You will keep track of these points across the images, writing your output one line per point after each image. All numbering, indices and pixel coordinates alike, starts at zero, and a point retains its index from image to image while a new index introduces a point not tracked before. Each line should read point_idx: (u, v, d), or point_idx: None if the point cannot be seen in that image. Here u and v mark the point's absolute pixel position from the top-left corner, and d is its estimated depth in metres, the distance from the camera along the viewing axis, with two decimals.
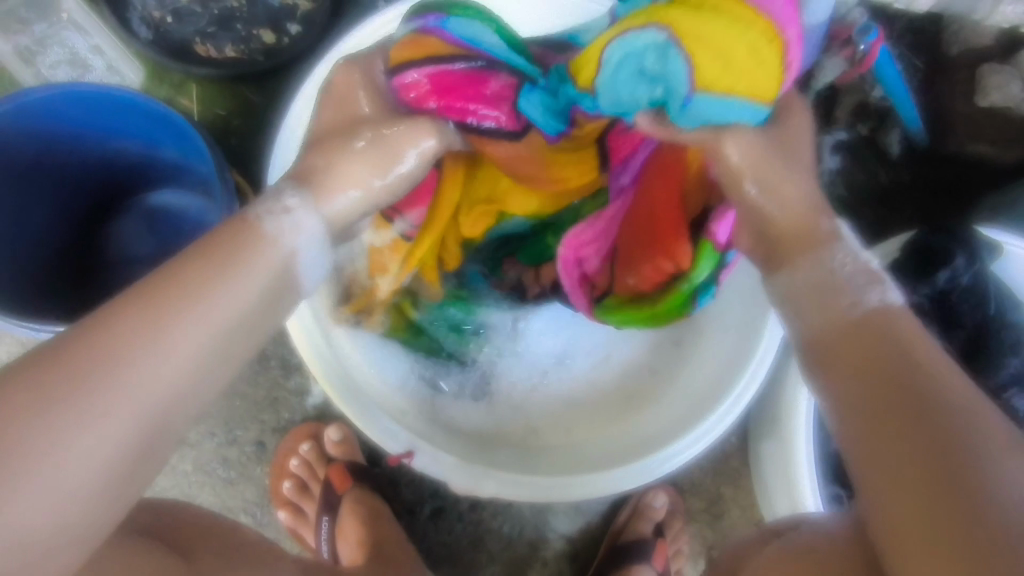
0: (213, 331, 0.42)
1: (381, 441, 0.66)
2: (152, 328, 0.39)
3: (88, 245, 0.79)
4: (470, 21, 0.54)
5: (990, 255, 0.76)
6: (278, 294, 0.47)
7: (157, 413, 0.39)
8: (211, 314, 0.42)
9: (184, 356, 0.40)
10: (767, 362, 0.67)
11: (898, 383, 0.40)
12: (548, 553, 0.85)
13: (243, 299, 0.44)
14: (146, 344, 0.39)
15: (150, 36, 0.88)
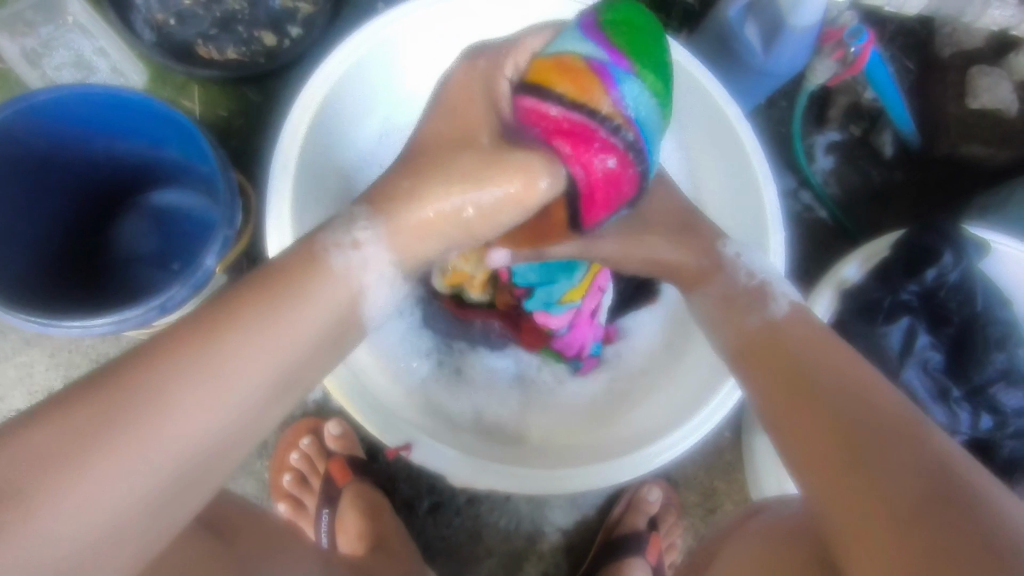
0: (271, 355, 0.46)
1: (381, 434, 0.68)
2: (217, 356, 0.44)
3: (92, 242, 0.80)
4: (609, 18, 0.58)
5: (977, 256, 0.77)
6: (338, 323, 0.52)
7: (218, 428, 0.43)
8: (274, 340, 0.46)
9: (253, 374, 0.45)
10: None
11: (810, 404, 0.48)
12: (543, 547, 0.87)
13: (308, 330, 0.49)
14: (210, 363, 0.43)
15: (154, 38, 0.90)
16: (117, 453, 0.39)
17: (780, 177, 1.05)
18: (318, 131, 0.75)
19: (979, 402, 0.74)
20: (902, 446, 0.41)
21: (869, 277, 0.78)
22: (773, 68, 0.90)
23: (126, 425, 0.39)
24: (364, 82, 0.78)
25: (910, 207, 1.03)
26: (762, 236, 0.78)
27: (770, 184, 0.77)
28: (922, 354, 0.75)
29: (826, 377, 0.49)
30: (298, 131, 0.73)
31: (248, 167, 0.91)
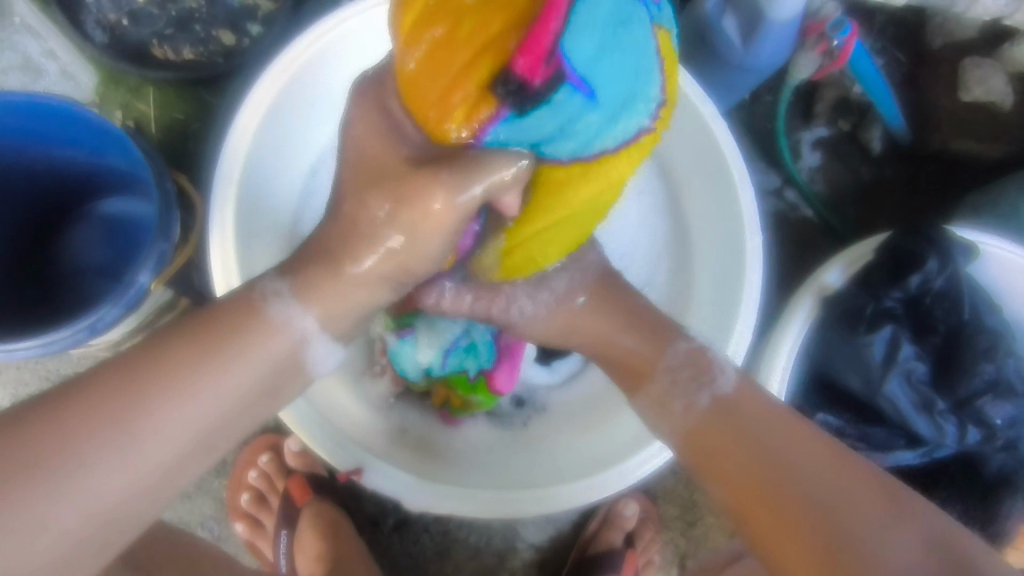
0: (190, 420, 0.45)
1: (333, 459, 0.65)
2: (141, 415, 0.43)
3: (39, 255, 0.77)
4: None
5: (966, 259, 0.73)
6: (277, 380, 0.50)
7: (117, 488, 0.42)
8: (196, 404, 0.45)
9: (179, 426, 0.44)
10: (628, 478, 0.66)
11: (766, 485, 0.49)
12: (515, 563, 0.84)
13: (228, 389, 0.47)
14: (122, 428, 0.42)
15: (106, 39, 0.85)
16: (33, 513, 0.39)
17: (764, 175, 1.01)
18: (267, 136, 0.71)
19: (966, 414, 0.71)
20: (856, 525, 0.45)
21: (851, 284, 0.74)
22: (753, 63, 0.85)
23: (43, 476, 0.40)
24: (320, 84, 0.74)
25: (900, 206, 0.99)
26: (738, 243, 0.74)
27: (747, 187, 0.73)
28: (906, 365, 0.71)
29: (785, 444, 0.50)
30: (245, 136, 0.69)
31: (206, 171, 0.88)
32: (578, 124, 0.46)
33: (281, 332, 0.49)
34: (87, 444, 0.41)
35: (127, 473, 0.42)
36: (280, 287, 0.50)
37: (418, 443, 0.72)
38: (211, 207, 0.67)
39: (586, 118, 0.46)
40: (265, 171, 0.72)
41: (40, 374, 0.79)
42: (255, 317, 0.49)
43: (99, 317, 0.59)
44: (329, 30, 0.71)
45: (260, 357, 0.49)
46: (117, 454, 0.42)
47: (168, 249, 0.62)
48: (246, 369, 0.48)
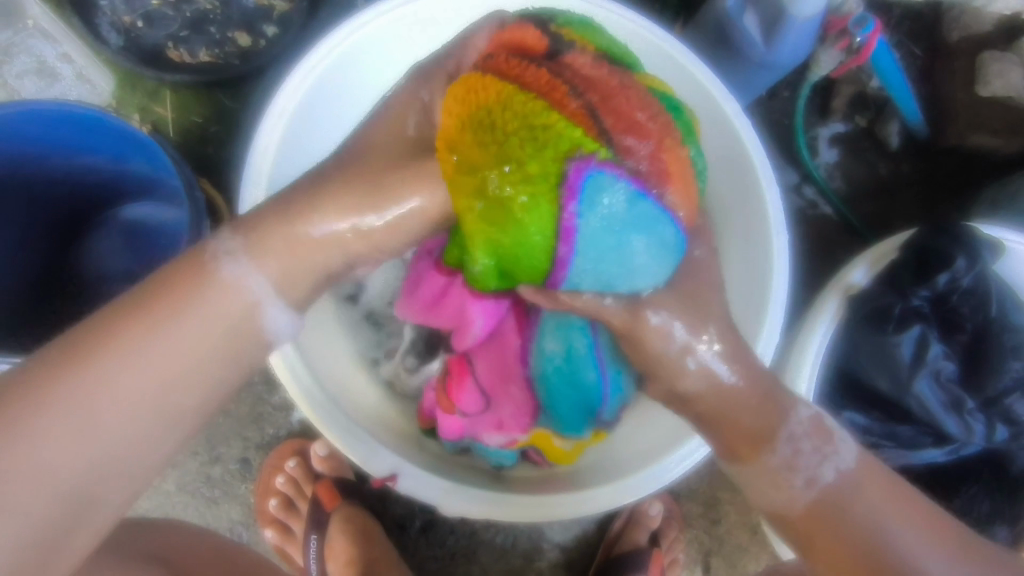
0: (144, 381, 0.47)
1: (363, 463, 0.64)
2: (89, 372, 0.46)
3: (59, 262, 0.76)
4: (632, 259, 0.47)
5: (992, 256, 0.72)
6: (240, 338, 0.51)
7: (90, 457, 0.45)
8: (150, 362, 0.47)
9: (134, 382, 0.47)
10: (694, 461, 0.65)
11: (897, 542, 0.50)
12: (542, 565, 0.84)
13: (199, 337, 0.49)
14: (65, 395, 0.45)
15: (121, 42, 0.84)
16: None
17: (783, 172, 1.01)
18: (291, 142, 0.71)
19: (994, 412, 0.71)
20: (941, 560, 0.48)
21: (877, 280, 0.74)
22: (774, 59, 0.85)
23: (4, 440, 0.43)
24: (340, 89, 0.74)
25: (918, 200, 0.98)
26: (762, 241, 0.73)
27: (772, 186, 0.72)
28: (936, 364, 0.70)
29: None
30: (270, 143, 0.68)
31: (225, 175, 0.87)
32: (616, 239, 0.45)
33: (234, 292, 0.50)
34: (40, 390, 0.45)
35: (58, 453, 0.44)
36: (232, 247, 0.51)
37: (446, 450, 0.71)
38: (239, 211, 0.67)
39: (633, 240, 0.46)
40: (293, 164, 0.72)
41: None
42: (203, 277, 0.50)
43: None
44: (370, 22, 0.71)
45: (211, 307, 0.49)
46: (74, 426, 0.45)
47: (198, 258, 0.62)
48: (204, 329, 0.49)
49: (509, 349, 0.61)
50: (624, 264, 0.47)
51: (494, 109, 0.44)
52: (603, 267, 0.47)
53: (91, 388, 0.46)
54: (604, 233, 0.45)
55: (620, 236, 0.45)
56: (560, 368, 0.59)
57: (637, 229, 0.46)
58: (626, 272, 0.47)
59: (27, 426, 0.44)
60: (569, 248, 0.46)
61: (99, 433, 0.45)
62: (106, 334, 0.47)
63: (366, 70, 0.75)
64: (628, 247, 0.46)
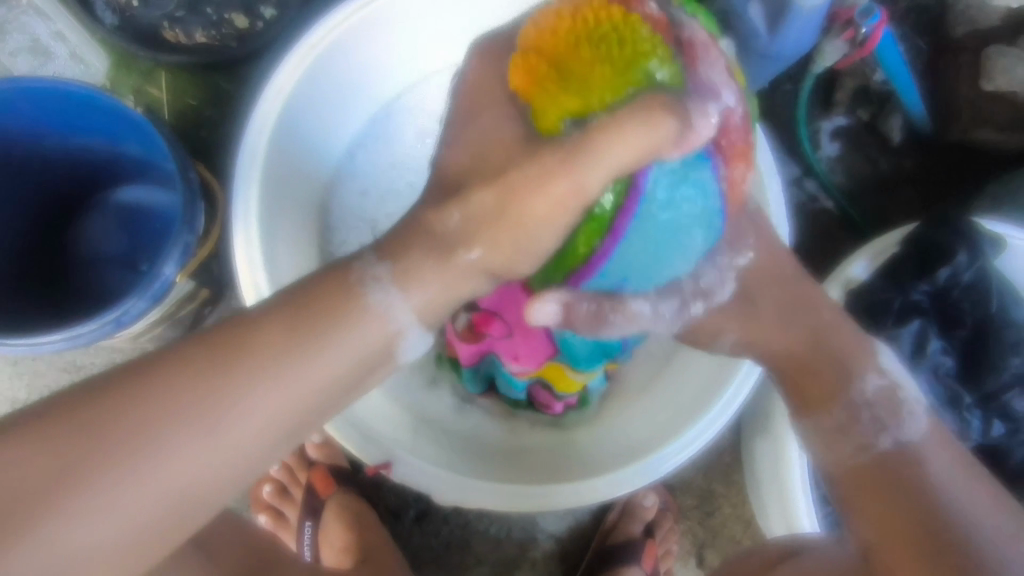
0: (261, 415, 0.41)
1: (359, 450, 0.63)
2: (212, 390, 0.40)
3: (51, 244, 0.75)
4: (674, 269, 0.49)
5: (993, 251, 0.72)
6: (369, 370, 0.45)
7: (197, 483, 0.40)
8: (276, 388, 0.42)
9: (256, 410, 0.41)
10: (692, 450, 0.65)
11: None
12: (536, 555, 0.84)
13: (334, 366, 0.43)
14: (182, 416, 0.39)
15: (116, 21, 0.82)
16: (97, 492, 0.37)
17: (785, 165, 1.00)
18: (287, 125, 0.69)
19: (993, 408, 0.71)
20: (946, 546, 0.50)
21: (878, 275, 0.74)
22: (778, 50, 0.84)
23: (111, 460, 0.38)
24: (337, 73, 0.73)
25: (920, 195, 0.98)
26: None
27: (773, 180, 0.71)
28: (934, 359, 0.70)
29: None
30: (266, 125, 0.67)
31: (221, 159, 0.86)
32: (687, 243, 0.47)
33: (375, 320, 0.44)
34: (154, 415, 0.39)
35: (165, 478, 0.39)
36: (378, 270, 0.44)
37: (444, 438, 0.71)
38: (233, 194, 0.65)
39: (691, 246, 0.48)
40: (289, 148, 0.71)
41: (59, 365, 0.78)
42: (349, 293, 0.44)
43: (125, 311, 0.57)
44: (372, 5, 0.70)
45: (349, 336, 0.44)
46: (186, 450, 0.39)
47: (193, 241, 0.61)
48: (329, 366, 0.43)
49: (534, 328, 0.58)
50: (661, 269, 0.48)
51: (584, 33, 0.44)
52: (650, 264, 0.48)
53: (200, 416, 0.40)
54: (666, 237, 0.46)
55: (685, 225, 0.46)
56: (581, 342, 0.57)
57: (701, 234, 0.48)
58: (659, 278, 0.49)
59: (137, 445, 0.38)
60: (630, 222, 0.45)
61: (211, 457, 0.40)
62: (238, 346, 0.42)
63: (364, 55, 0.74)
64: (680, 254, 0.48)
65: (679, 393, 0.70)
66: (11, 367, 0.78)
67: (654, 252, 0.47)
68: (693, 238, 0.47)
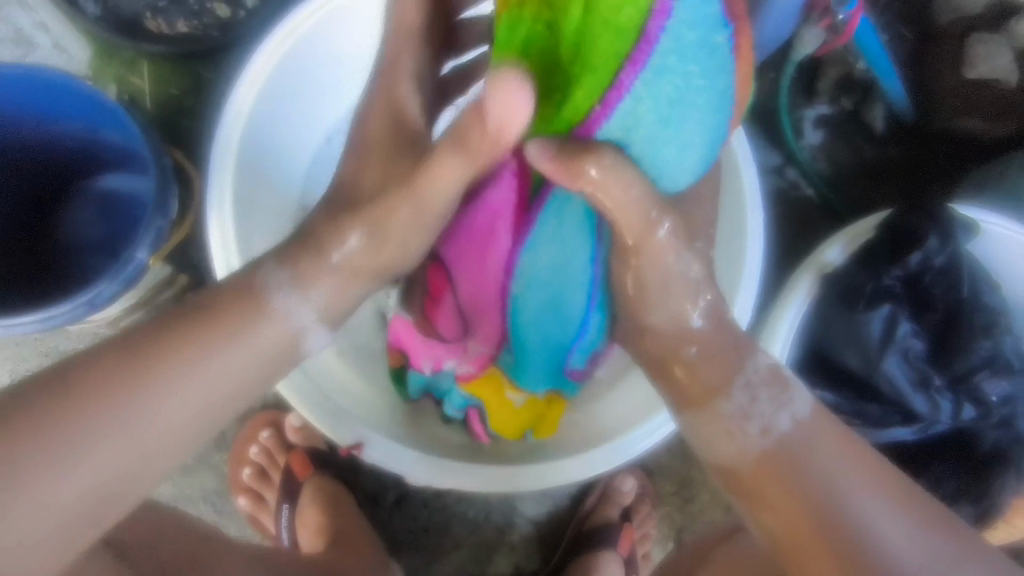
0: (183, 405, 0.43)
1: (331, 432, 0.64)
2: (125, 390, 0.41)
3: (33, 230, 0.76)
4: (683, 155, 0.48)
5: (966, 236, 0.73)
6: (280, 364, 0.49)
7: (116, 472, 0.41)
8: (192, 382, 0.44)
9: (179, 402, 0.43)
10: (662, 432, 0.66)
11: None
12: (514, 538, 0.85)
13: (246, 359, 0.46)
14: (95, 413, 0.40)
15: (99, 11, 0.83)
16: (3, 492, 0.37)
17: (765, 153, 1.00)
18: (263, 112, 0.70)
19: (962, 390, 0.71)
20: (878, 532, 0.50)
21: (851, 260, 0.74)
22: (756, 38, 0.84)
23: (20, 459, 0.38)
24: (314, 62, 0.73)
25: (902, 183, 0.98)
26: (737, 219, 0.73)
27: (750, 164, 0.72)
28: (904, 343, 0.71)
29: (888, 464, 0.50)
30: (241, 111, 0.68)
31: (202, 148, 0.87)
32: (689, 120, 0.45)
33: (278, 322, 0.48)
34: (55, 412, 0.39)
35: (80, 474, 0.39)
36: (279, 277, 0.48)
37: (419, 426, 0.72)
38: (207, 180, 0.66)
39: (692, 126, 0.46)
40: (266, 136, 0.72)
41: (40, 350, 0.79)
42: (250, 303, 0.47)
43: (97, 293, 0.58)
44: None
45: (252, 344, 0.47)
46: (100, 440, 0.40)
47: (166, 225, 0.62)
48: (243, 349, 0.46)
49: (490, 260, 0.54)
50: (673, 139, 0.46)
51: None
52: (660, 150, 0.47)
53: (126, 404, 0.41)
54: (668, 104, 0.44)
55: (688, 87, 0.43)
56: (542, 280, 0.54)
57: (707, 113, 0.45)
58: (664, 161, 0.48)
59: (43, 440, 0.39)
60: (636, 74, 0.43)
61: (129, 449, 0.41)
62: (140, 353, 0.43)
63: (340, 45, 0.75)
64: (686, 132, 0.46)
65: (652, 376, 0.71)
66: None
67: (654, 116, 0.45)
68: (706, 114, 0.45)
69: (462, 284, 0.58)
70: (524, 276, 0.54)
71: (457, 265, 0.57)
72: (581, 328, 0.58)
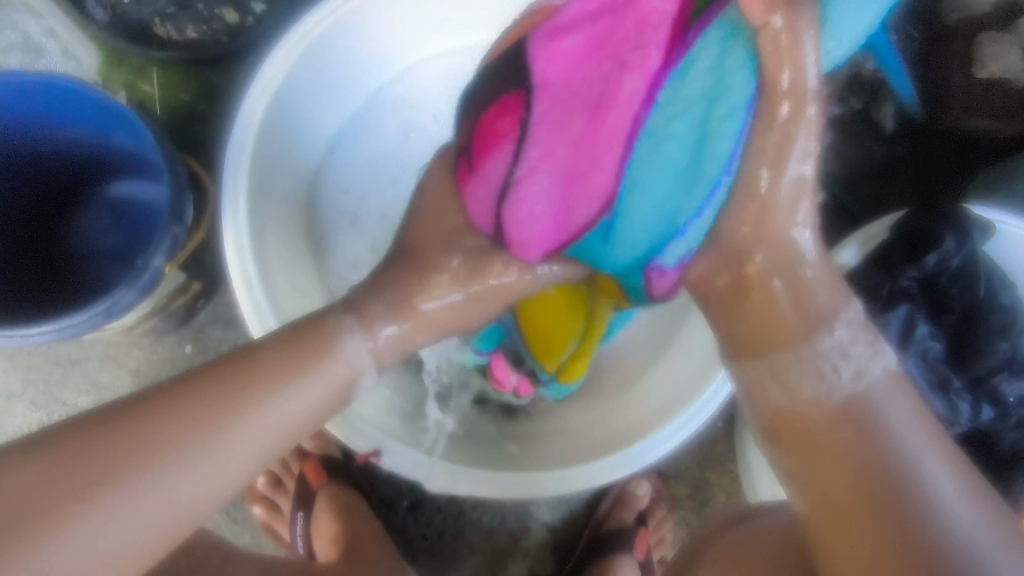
0: (243, 444, 0.48)
1: (349, 440, 0.64)
2: (210, 423, 0.47)
3: (44, 237, 0.76)
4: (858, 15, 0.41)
5: (983, 236, 0.72)
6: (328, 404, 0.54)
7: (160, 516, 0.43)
8: (264, 418, 0.49)
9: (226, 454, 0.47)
10: (681, 435, 0.66)
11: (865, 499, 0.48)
12: (529, 543, 0.84)
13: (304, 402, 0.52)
14: (146, 469, 0.43)
15: (107, 18, 0.82)
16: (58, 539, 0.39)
17: None
18: (275, 119, 0.70)
19: (981, 392, 0.71)
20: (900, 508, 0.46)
21: (867, 261, 0.74)
22: None
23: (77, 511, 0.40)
24: (324, 68, 0.73)
25: (912, 184, 0.97)
26: None
27: None
28: (922, 345, 0.71)
29: None
30: (254, 118, 0.67)
31: (213, 154, 0.86)
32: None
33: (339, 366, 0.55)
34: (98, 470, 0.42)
35: (135, 523, 0.42)
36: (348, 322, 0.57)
37: (435, 434, 0.72)
38: (222, 189, 0.66)
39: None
40: (278, 142, 0.71)
41: (53, 359, 0.78)
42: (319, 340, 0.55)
43: (115, 301, 0.58)
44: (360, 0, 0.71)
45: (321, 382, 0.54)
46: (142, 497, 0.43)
47: (182, 233, 0.61)
48: (312, 390, 0.53)
49: (617, 94, 0.43)
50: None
51: None
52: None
53: (192, 441, 0.45)
54: None
55: None
56: (670, 119, 0.42)
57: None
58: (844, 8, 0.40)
59: (93, 498, 0.41)
60: None
61: (173, 498, 0.44)
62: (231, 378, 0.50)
63: (350, 50, 0.74)
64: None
65: (668, 379, 0.71)
66: (7, 361, 0.79)
67: None
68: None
69: (563, 135, 0.47)
70: (660, 106, 0.42)
71: (548, 117, 0.47)
72: (702, 208, 0.45)
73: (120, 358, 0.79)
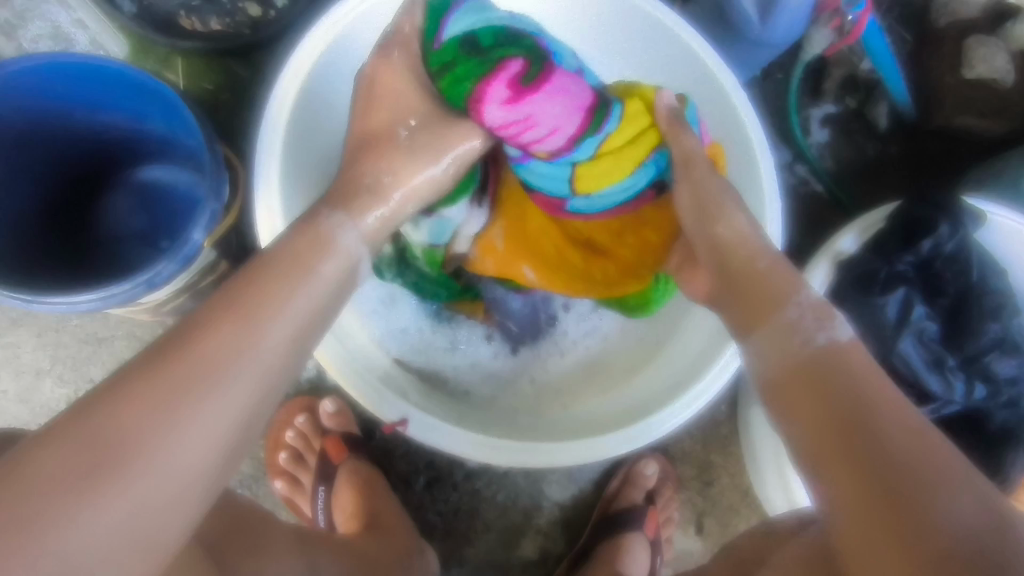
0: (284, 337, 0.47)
1: (376, 409, 0.66)
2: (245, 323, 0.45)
3: (75, 217, 0.78)
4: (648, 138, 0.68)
5: (974, 224, 0.76)
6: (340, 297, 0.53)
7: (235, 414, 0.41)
8: (289, 314, 0.48)
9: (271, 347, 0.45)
10: (697, 402, 0.68)
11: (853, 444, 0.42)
12: (541, 521, 0.87)
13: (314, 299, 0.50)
14: (199, 381, 0.40)
15: (135, 9, 0.85)
16: (153, 454, 0.37)
17: (777, 150, 1.04)
18: (303, 105, 0.72)
19: (974, 371, 0.75)
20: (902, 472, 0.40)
21: (865, 247, 0.78)
22: (769, 38, 0.87)
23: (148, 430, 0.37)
24: (345, 59, 0.76)
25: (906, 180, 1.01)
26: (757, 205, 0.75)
27: (768, 155, 0.74)
28: (919, 325, 0.74)
29: None
30: (285, 104, 0.70)
31: (237, 143, 0.89)
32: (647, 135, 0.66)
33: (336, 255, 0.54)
34: (158, 392, 0.39)
35: (217, 422, 0.40)
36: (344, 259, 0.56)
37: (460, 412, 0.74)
38: (255, 170, 0.68)
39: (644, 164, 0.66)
40: (304, 129, 0.74)
41: (80, 337, 0.80)
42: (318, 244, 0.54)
43: (157, 273, 0.60)
44: None
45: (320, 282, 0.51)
46: (208, 405, 0.40)
47: (218, 209, 0.64)
48: (316, 287, 0.51)
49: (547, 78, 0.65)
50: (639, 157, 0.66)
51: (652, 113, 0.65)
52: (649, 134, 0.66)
53: (224, 347, 0.43)
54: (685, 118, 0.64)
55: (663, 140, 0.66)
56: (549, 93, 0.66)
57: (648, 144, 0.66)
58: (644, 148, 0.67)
59: (160, 410, 0.38)
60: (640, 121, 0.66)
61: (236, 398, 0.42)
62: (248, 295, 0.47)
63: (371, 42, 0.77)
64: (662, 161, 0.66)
65: (681, 359, 0.74)
66: (35, 339, 0.80)
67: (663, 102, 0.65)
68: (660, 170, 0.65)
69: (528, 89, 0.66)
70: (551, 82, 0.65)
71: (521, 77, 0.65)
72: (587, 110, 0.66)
73: (146, 337, 0.81)
